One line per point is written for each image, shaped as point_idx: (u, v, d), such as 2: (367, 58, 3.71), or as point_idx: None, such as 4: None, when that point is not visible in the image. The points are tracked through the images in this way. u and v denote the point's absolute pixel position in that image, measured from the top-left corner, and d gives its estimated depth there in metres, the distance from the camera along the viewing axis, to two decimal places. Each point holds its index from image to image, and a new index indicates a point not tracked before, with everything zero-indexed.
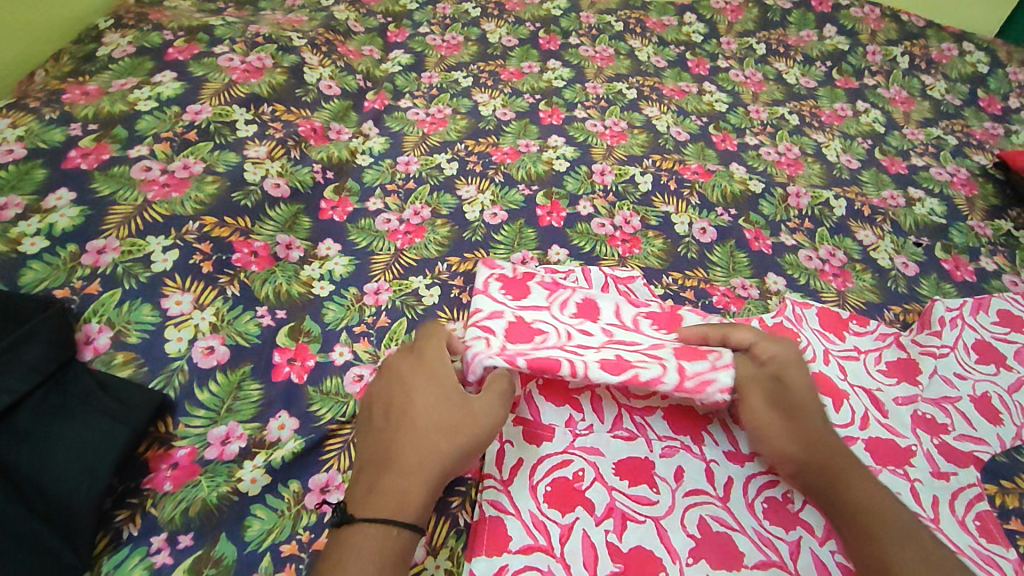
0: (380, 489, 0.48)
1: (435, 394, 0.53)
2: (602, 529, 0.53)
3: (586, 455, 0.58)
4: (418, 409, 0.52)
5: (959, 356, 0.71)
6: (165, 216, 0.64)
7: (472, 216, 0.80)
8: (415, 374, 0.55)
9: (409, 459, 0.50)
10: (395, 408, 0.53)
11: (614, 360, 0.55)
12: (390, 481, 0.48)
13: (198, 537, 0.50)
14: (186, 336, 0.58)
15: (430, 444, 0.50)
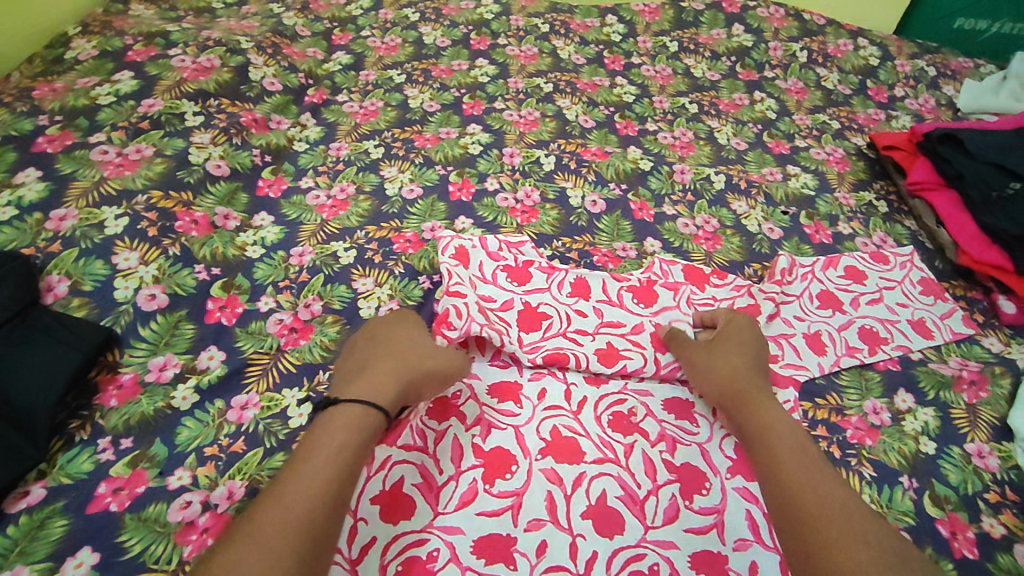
0: (365, 381, 0.59)
1: (416, 334, 0.67)
2: (470, 433, 0.66)
3: (465, 379, 0.71)
4: (403, 338, 0.66)
5: (802, 303, 0.84)
6: (118, 190, 0.77)
7: (391, 192, 0.92)
8: (391, 329, 0.68)
9: (392, 364, 0.62)
10: (382, 337, 0.66)
11: (558, 353, 0.73)
12: (374, 376, 0.60)
13: (137, 439, 0.61)
14: (133, 285, 0.70)
15: (409, 356, 0.63)
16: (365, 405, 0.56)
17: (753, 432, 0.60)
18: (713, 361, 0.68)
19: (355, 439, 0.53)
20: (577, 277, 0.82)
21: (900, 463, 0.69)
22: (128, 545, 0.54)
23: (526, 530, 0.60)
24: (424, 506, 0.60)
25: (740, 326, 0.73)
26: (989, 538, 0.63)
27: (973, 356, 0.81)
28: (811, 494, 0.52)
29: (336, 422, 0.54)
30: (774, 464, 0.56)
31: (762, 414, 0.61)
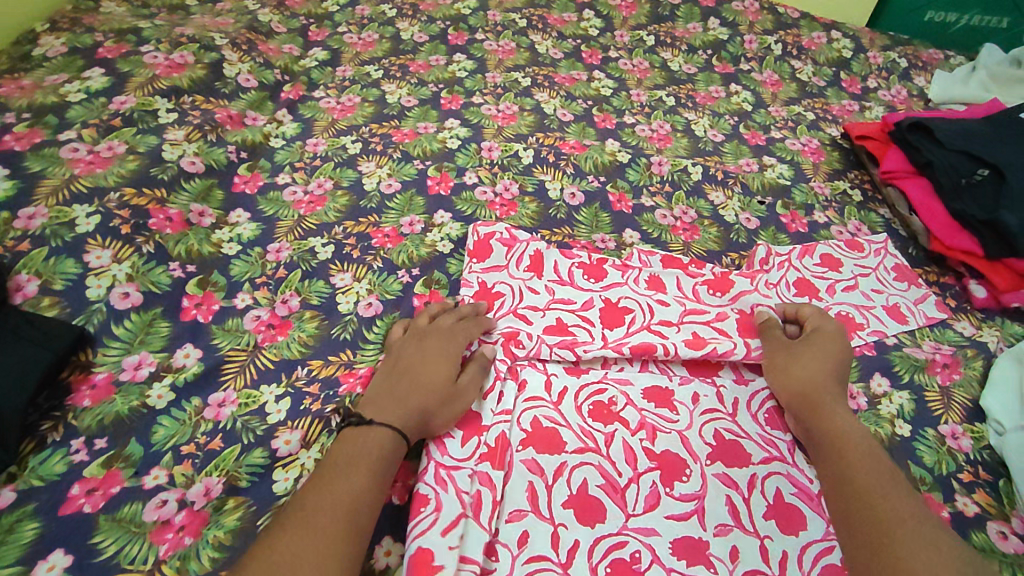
0: (387, 408, 0.62)
1: (453, 356, 0.68)
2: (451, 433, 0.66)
3: None
4: (437, 360, 0.67)
5: (779, 291, 0.85)
6: (89, 188, 0.75)
7: (369, 187, 0.92)
8: (421, 341, 0.70)
9: (414, 392, 0.64)
10: (412, 350, 0.69)
11: (644, 344, 0.74)
12: (397, 405, 0.62)
13: (111, 440, 0.60)
14: (105, 283, 0.69)
15: (438, 385, 0.65)
16: (388, 436, 0.59)
17: (825, 437, 0.63)
18: (787, 362, 0.71)
19: (386, 455, 0.58)
20: (651, 274, 0.84)
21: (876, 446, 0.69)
22: (101, 547, 0.53)
23: (508, 520, 0.60)
24: (426, 514, 0.59)
25: (825, 329, 0.74)
26: (963, 516, 0.64)
27: (945, 339, 0.82)
28: (883, 503, 0.56)
29: (363, 444, 0.58)
30: (852, 470, 0.59)
31: (840, 422, 0.64)
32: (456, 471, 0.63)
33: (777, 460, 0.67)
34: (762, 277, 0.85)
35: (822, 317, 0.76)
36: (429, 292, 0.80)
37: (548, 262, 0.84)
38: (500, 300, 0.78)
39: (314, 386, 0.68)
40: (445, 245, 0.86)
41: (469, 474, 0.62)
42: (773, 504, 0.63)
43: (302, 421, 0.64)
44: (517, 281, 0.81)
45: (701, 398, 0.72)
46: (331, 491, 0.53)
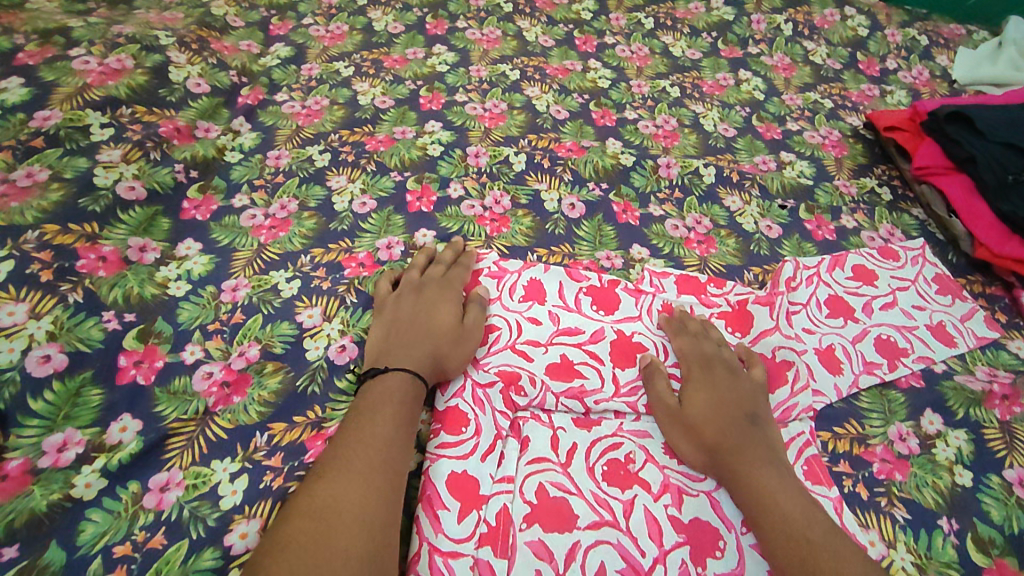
0: (397, 357, 0.62)
1: (451, 301, 0.68)
2: (445, 511, 0.55)
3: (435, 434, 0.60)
4: (435, 306, 0.67)
5: (810, 313, 0.74)
6: (1, 226, 0.63)
7: (340, 206, 0.80)
8: (417, 290, 0.69)
9: (420, 338, 0.64)
10: (410, 299, 0.68)
11: None
12: (407, 353, 0.62)
13: (24, 547, 0.48)
14: (20, 346, 0.57)
15: (444, 328, 0.65)
16: (403, 379, 0.59)
17: (752, 501, 0.54)
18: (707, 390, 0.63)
19: (402, 402, 0.58)
20: (665, 301, 0.74)
21: (936, 502, 0.60)
22: None
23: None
24: None
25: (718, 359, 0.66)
26: None
27: (1000, 363, 0.72)
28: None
29: (379, 389, 0.58)
30: (800, 544, 0.51)
31: (773, 480, 0.55)
32: (452, 562, 0.53)
33: None
34: (783, 303, 0.74)
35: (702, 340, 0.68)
36: None
37: (548, 288, 0.73)
38: (495, 335, 0.68)
39: (276, 458, 0.57)
40: None
41: (468, 566, 0.53)
42: None
43: (260, 506, 0.54)
44: (514, 314, 0.70)
45: None
46: (359, 439, 0.53)
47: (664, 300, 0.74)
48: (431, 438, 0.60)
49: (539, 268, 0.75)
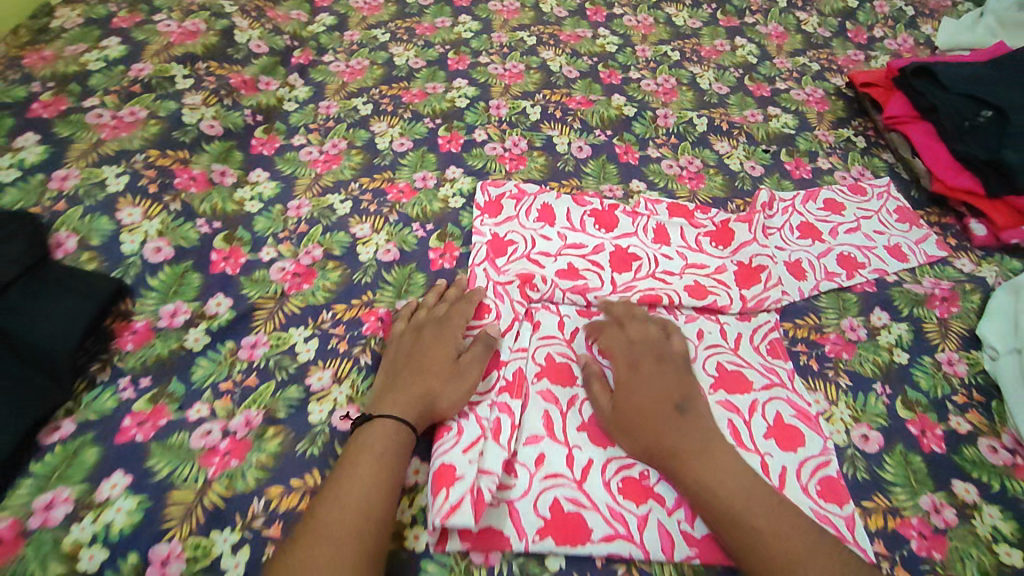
0: (390, 400, 0.62)
1: (452, 341, 0.68)
2: None
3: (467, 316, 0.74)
4: (436, 346, 0.67)
5: (783, 234, 0.87)
6: (115, 151, 0.79)
7: (382, 146, 0.94)
8: (423, 330, 0.70)
9: (416, 378, 0.64)
10: (416, 337, 0.69)
11: (650, 293, 0.78)
12: (400, 394, 0.63)
13: (155, 378, 0.66)
14: (138, 239, 0.73)
15: (440, 368, 0.65)
16: (391, 425, 0.60)
17: (715, 516, 0.57)
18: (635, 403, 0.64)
19: (389, 456, 0.58)
20: (658, 223, 0.87)
21: (874, 372, 0.74)
22: (157, 469, 0.59)
23: (527, 442, 0.65)
24: (450, 435, 0.62)
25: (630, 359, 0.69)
26: (956, 434, 0.69)
27: (945, 275, 0.85)
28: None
29: (370, 436, 0.59)
30: (752, 542, 0.54)
31: (708, 467, 0.58)
32: (477, 401, 0.66)
33: (778, 386, 0.72)
34: (760, 220, 0.87)
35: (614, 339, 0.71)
36: (444, 246, 0.83)
37: (558, 210, 0.87)
38: (513, 247, 0.82)
39: (340, 328, 0.72)
40: (456, 199, 0.88)
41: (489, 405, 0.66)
42: (774, 425, 0.68)
43: (332, 361, 0.69)
44: (529, 230, 0.84)
45: (706, 334, 0.76)
46: (338, 495, 0.54)
47: (659, 222, 0.87)
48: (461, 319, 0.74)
49: (551, 195, 0.88)
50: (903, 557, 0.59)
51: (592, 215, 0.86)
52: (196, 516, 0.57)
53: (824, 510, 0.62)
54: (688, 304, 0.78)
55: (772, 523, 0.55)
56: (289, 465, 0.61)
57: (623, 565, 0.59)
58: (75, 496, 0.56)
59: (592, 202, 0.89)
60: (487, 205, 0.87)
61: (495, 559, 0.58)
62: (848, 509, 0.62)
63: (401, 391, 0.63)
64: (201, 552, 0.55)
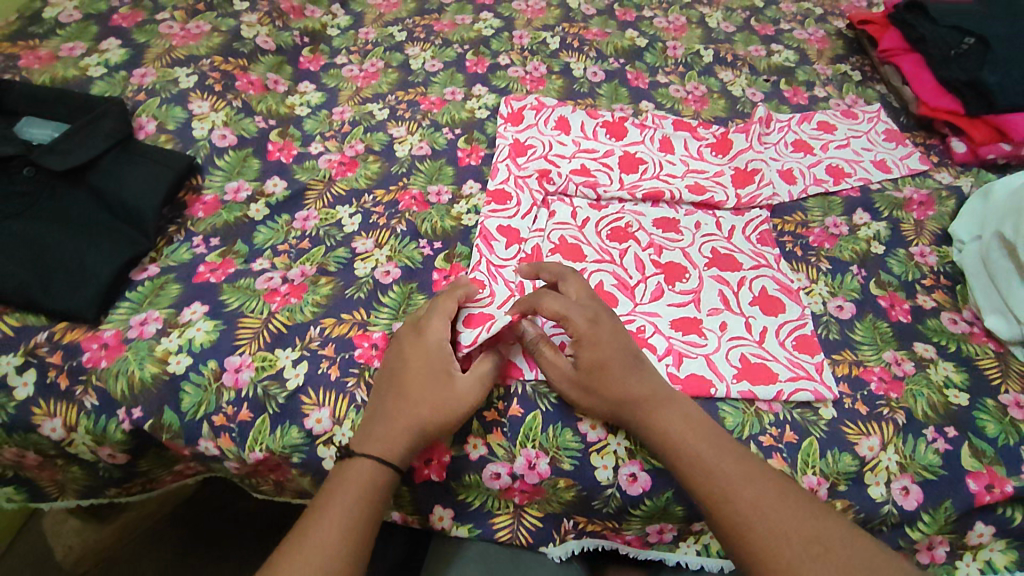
0: (376, 430, 0.59)
1: (441, 363, 0.62)
2: (497, 243, 0.77)
3: (490, 202, 0.82)
4: (417, 369, 0.61)
5: (778, 149, 0.95)
6: (185, 56, 0.91)
7: (416, 67, 1.03)
8: (405, 339, 0.64)
9: (394, 411, 0.60)
10: (398, 347, 0.64)
11: (655, 191, 0.86)
12: (387, 424, 0.59)
13: (223, 239, 0.76)
14: (207, 127, 0.84)
15: (417, 398, 0.60)
16: (370, 465, 0.57)
17: (682, 469, 0.57)
18: (596, 369, 0.62)
19: (379, 478, 0.57)
20: (664, 135, 0.95)
21: (851, 257, 0.82)
22: (229, 302, 0.69)
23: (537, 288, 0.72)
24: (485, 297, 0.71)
25: (585, 318, 0.63)
26: (921, 308, 0.76)
27: (925, 185, 0.93)
28: (770, 527, 0.53)
29: (351, 476, 0.57)
30: (719, 494, 0.55)
31: (677, 416, 0.59)
32: (503, 266, 0.75)
33: (765, 266, 0.79)
34: (756, 130, 0.95)
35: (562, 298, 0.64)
36: (470, 147, 0.92)
37: (574, 120, 0.95)
38: (532, 150, 0.89)
39: (380, 207, 0.81)
40: (482, 111, 0.97)
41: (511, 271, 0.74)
42: (759, 295, 0.75)
43: (373, 233, 0.78)
44: (547, 136, 0.92)
45: (702, 225, 0.83)
46: (316, 527, 0.54)
47: (665, 133, 0.95)
48: (485, 205, 0.81)
49: (567, 108, 0.96)
50: (863, 395, 0.68)
51: (603, 125, 0.94)
52: (263, 336, 0.67)
53: (797, 358, 0.70)
54: (688, 200, 0.86)
55: (740, 466, 0.56)
56: (339, 303, 0.71)
57: None
58: (163, 316, 0.67)
59: (604, 115, 0.96)
60: (510, 114, 0.94)
61: (512, 380, 0.66)
62: (818, 357, 0.70)
63: (386, 416, 0.60)
64: (268, 363, 0.65)
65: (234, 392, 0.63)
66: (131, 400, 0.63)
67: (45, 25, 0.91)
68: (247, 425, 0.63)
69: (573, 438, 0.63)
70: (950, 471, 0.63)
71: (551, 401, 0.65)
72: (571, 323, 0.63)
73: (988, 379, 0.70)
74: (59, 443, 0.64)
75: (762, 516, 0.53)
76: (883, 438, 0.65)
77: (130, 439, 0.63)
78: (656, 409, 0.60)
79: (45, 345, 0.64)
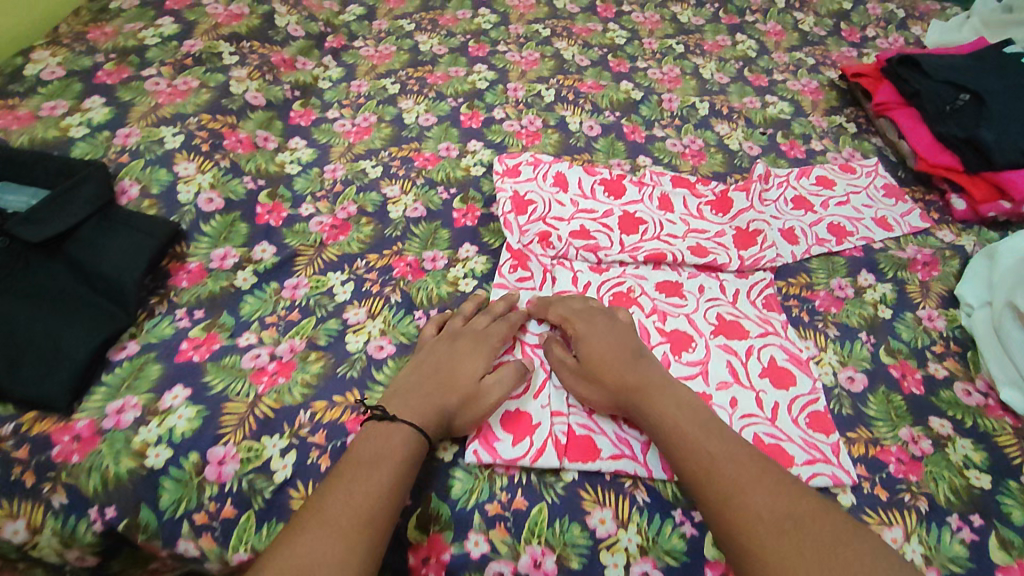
0: (409, 402, 0.62)
1: (480, 364, 0.66)
2: None
3: (502, 270, 0.80)
4: (469, 362, 0.66)
5: (779, 206, 0.94)
6: (172, 114, 0.88)
7: (409, 121, 1.02)
8: (461, 337, 0.69)
9: (435, 392, 0.63)
10: (451, 344, 0.68)
11: (657, 253, 0.84)
12: (420, 401, 0.62)
13: (207, 311, 0.72)
14: (193, 190, 0.81)
15: (461, 388, 0.64)
16: (409, 431, 0.59)
17: (661, 444, 0.59)
18: (591, 363, 0.66)
19: (410, 447, 0.58)
20: (663, 193, 0.93)
21: (860, 323, 0.80)
22: (213, 385, 0.65)
23: (558, 385, 0.69)
24: (518, 379, 0.68)
25: (587, 319, 0.70)
26: (934, 378, 0.74)
27: (928, 244, 0.91)
28: (733, 497, 0.52)
29: (390, 434, 0.59)
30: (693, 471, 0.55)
31: (659, 404, 0.61)
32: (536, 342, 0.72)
33: (772, 334, 0.76)
34: (757, 189, 0.94)
35: (569, 309, 0.71)
36: (466, 207, 0.89)
37: (572, 176, 0.93)
38: (533, 208, 0.87)
39: (373, 273, 0.78)
40: (477, 168, 0.95)
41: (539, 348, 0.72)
42: (768, 365, 0.73)
43: (366, 300, 0.75)
44: (547, 194, 0.89)
45: (706, 289, 0.81)
46: (373, 460, 0.56)
47: (666, 192, 0.93)
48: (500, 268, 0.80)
49: (564, 164, 0.94)
50: (882, 479, 0.65)
51: (602, 183, 0.92)
52: (249, 424, 0.62)
53: (812, 437, 0.67)
54: (691, 262, 0.83)
55: (727, 446, 0.56)
56: (332, 384, 0.67)
57: (628, 480, 0.63)
58: (142, 403, 0.63)
59: (603, 172, 0.95)
60: (507, 170, 0.92)
61: (515, 469, 0.63)
62: (834, 437, 0.67)
63: (423, 395, 0.62)
64: (254, 454, 0.61)
65: (217, 486, 0.59)
66: (104, 498, 0.58)
67: (26, 83, 0.88)
68: (231, 522, 0.58)
69: (581, 533, 0.59)
70: (978, 562, 0.60)
71: (557, 492, 0.62)
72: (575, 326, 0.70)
73: (1008, 458, 0.67)
74: (22, 546, 0.58)
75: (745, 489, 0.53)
76: (907, 528, 0.61)
77: (102, 540, 0.58)
78: (643, 399, 0.62)
79: (11, 437, 0.60)
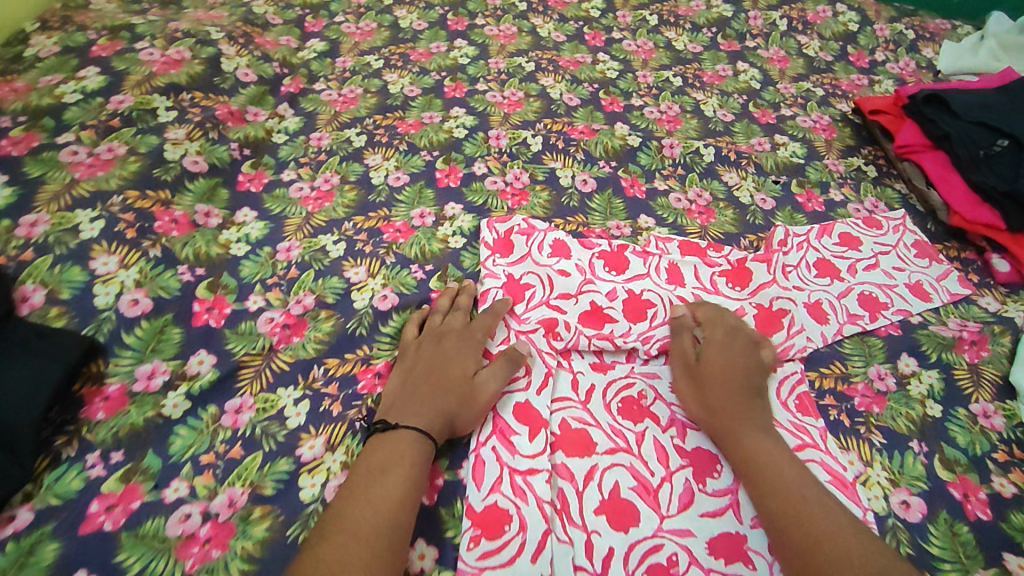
0: (407, 409, 0.60)
1: (471, 363, 0.65)
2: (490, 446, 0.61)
3: None
4: (459, 360, 0.65)
5: (800, 273, 0.82)
6: (91, 191, 0.74)
7: (377, 181, 0.89)
8: (446, 339, 0.67)
9: (434, 393, 0.62)
10: (437, 347, 0.67)
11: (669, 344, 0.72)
12: (418, 406, 0.60)
13: (128, 452, 0.58)
14: (114, 291, 0.67)
15: (458, 387, 0.62)
16: (413, 438, 0.57)
17: (753, 472, 0.58)
18: (711, 376, 0.65)
19: (417, 454, 0.57)
20: (671, 263, 0.81)
21: (908, 428, 0.68)
22: (126, 564, 0.52)
23: (562, 540, 0.56)
24: (511, 535, 0.56)
25: (725, 333, 0.69)
26: (1000, 497, 0.63)
27: (971, 316, 0.81)
28: (828, 542, 0.52)
29: (394, 443, 0.57)
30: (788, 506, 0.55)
31: (761, 437, 0.60)
32: (532, 477, 0.60)
33: (810, 448, 0.64)
34: (778, 259, 0.83)
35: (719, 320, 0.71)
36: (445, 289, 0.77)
37: (571, 248, 0.81)
38: (530, 292, 0.75)
39: (333, 386, 0.66)
40: (456, 239, 0.82)
41: (534, 488, 0.59)
42: None
43: (325, 426, 0.63)
44: (541, 272, 0.77)
45: None
46: (381, 474, 0.54)
47: (674, 262, 0.81)
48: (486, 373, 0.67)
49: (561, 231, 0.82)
50: None
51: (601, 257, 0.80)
52: None
53: None
54: None
55: (822, 494, 0.56)
56: (279, 553, 0.54)
57: None
58: None
59: (602, 241, 0.83)
60: (494, 245, 0.80)
61: None
62: None
63: (420, 401, 0.61)
64: None
65: None
66: None
67: None
68: None
69: None
70: None
71: None
72: (711, 332, 0.69)
73: None
74: None
75: (828, 531, 0.52)
76: None
77: None
78: (747, 428, 0.61)
79: None
